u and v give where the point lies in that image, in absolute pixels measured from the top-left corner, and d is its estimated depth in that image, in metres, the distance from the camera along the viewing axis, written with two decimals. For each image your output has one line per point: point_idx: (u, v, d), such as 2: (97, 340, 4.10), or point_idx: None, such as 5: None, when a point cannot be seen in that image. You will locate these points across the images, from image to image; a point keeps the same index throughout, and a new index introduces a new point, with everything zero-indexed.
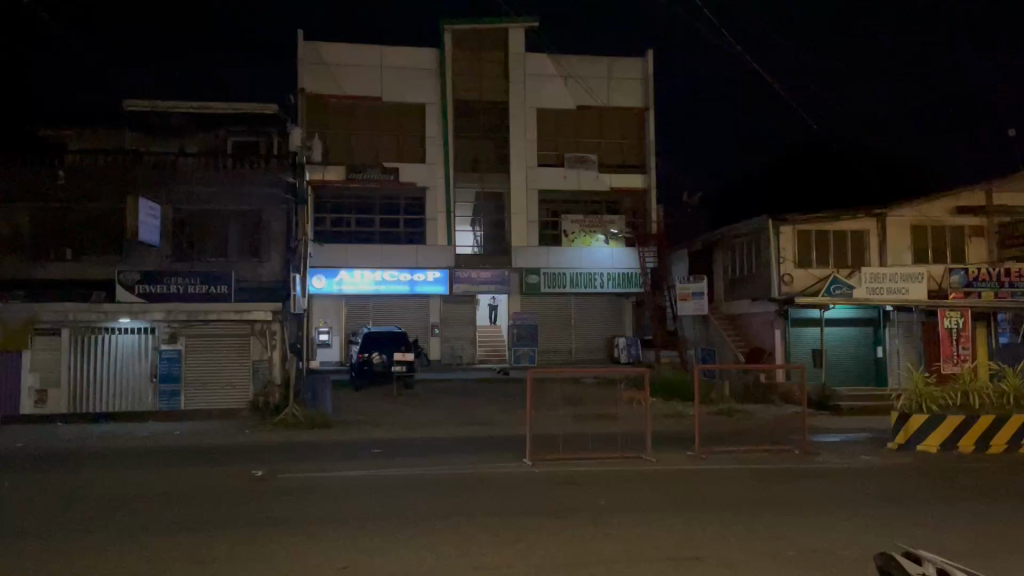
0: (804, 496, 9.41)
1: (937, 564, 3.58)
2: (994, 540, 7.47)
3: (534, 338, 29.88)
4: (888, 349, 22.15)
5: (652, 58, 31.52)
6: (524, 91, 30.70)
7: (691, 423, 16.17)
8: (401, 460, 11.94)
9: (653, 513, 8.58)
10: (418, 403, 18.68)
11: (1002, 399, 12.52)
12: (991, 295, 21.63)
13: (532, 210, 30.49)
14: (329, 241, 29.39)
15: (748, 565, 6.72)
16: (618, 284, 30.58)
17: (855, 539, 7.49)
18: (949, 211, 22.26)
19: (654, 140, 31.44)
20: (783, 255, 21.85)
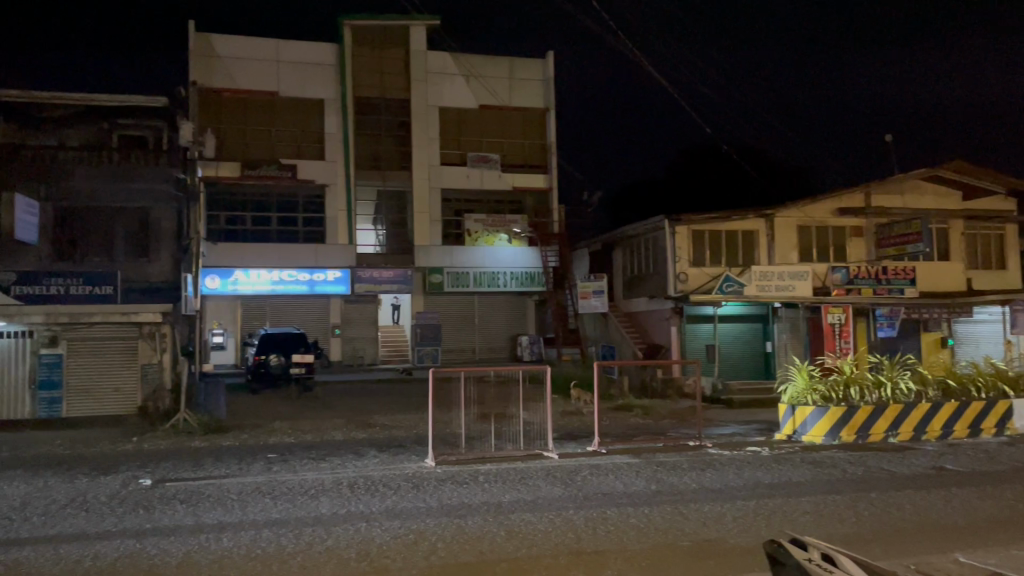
0: (699, 488, 9.69)
1: (822, 548, 3.75)
2: (876, 525, 7.89)
3: (437, 336, 29.59)
4: (776, 344, 23.05)
5: (553, 60, 31.87)
6: (426, 89, 30.53)
7: (593, 419, 16.45)
8: (300, 463, 11.66)
9: (554, 509, 8.66)
10: (319, 405, 18.34)
11: (879, 389, 13.19)
12: (871, 291, 23.24)
13: (435, 209, 30.33)
14: (222, 240, 28.45)
15: (646, 556, 6.86)
16: (521, 284, 30.62)
17: (747, 529, 7.75)
18: (832, 211, 23.35)
19: (555, 141, 31.78)
20: (678, 254, 22.42)
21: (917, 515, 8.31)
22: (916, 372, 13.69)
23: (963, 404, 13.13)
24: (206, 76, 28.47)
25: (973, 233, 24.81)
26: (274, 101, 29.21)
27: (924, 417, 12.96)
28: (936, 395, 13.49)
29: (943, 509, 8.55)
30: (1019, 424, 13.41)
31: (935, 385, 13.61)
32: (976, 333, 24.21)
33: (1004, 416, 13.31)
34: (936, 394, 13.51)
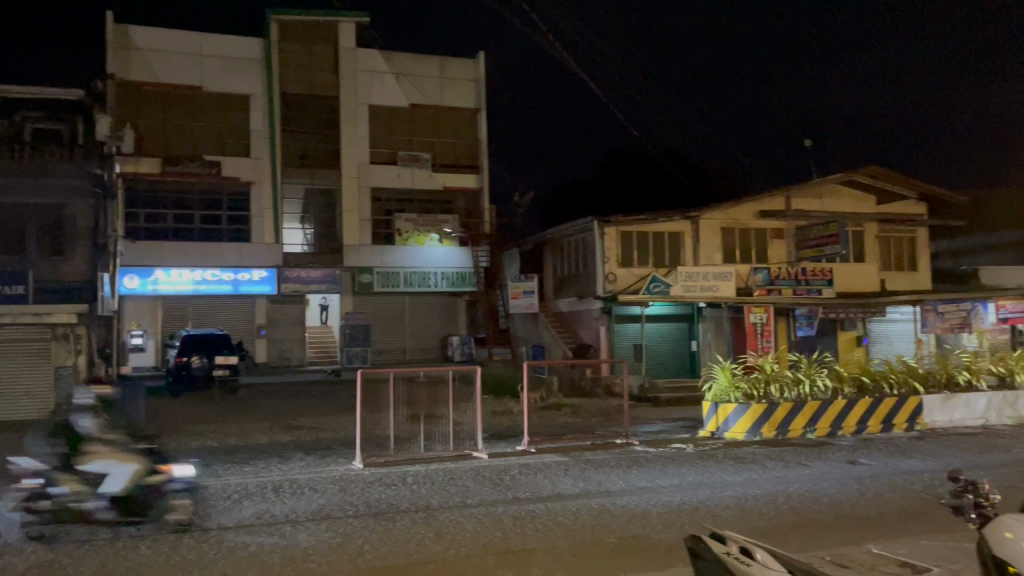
0: (626, 485, 9.84)
1: (740, 542, 3.84)
2: (793, 518, 8.16)
3: (366, 337, 29.56)
4: (701, 344, 23.64)
5: (484, 60, 31.88)
6: (356, 87, 30.16)
7: (522, 419, 16.53)
8: (223, 467, 11.40)
9: (482, 509, 8.70)
10: (243, 408, 17.90)
11: (798, 387, 13.68)
12: (791, 291, 23.95)
13: (364, 209, 29.95)
14: (142, 238, 27.55)
15: (572, 554, 6.94)
16: (452, 284, 30.62)
17: (671, 525, 7.92)
18: (754, 214, 24.04)
19: (486, 141, 31.78)
20: (607, 255, 22.74)
21: (832, 507, 8.63)
22: (833, 369, 14.14)
23: (875, 401, 13.59)
24: (125, 69, 27.52)
25: (888, 236, 25.80)
26: (198, 96, 28.41)
27: (840, 414, 13.40)
28: (851, 392, 14.02)
29: (857, 501, 8.90)
30: (927, 419, 13.99)
31: (851, 383, 14.10)
32: (888, 332, 25.26)
33: (914, 412, 13.86)
34: (851, 391, 14.03)
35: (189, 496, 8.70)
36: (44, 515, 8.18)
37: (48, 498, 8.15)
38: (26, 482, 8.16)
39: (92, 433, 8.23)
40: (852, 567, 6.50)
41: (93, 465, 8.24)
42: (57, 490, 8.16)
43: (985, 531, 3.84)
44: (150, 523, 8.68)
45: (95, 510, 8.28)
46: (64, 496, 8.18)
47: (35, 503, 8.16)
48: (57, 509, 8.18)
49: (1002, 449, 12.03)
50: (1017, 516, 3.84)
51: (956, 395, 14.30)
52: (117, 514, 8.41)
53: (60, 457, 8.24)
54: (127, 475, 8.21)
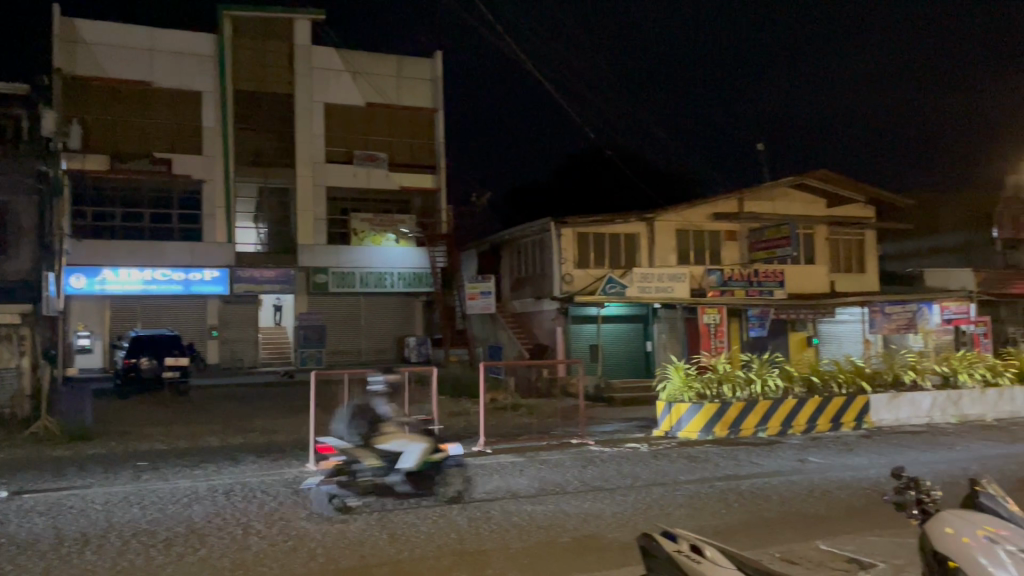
0: (581, 485, 9.88)
1: (690, 540, 3.87)
2: (743, 517, 8.27)
3: (321, 337, 29.25)
4: (656, 344, 23.84)
5: (441, 60, 31.77)
6: (311, 85, 29.83)
7: (477, 420, 16.50)
8: (172, 471, 11.18)
9: (437, 510, 8.67)
10: (193, 410, 17.56)
11: (749, 386, 13.90)
12: (743, 292, 24.30)
13: (319, 208, 29.64)
14: (89, 236, 26.89)
15: (526, 555, 6.94)
16: (408, 284, 30.50)
17: (625, 524, 7.98)
18: (707, 216, 24.36)
19: (443, 141, 31.65)
20: (564, 256, 22.86)
21: (781, 505, 8.77)
22: (784, 369, 14.41)
23: (824, 399, 13.88)
24: (71, 63, 26.83)
25: (837, 239, 26.36)
26: (148, 91, 27.83)
27: (790, 413, 13.63)
28: (800, 391, 14.32)
29: (806, 499, 9.06)
30: (874, 418, 14.32)
31: (800, 381, 14.41)
32: (837, 332, 25.76)
33: (861, 410, 14.18)
34: (800, 391, 14.34)
35: (463, 473, 9.36)
36: (354, 489, 8.82)
37: (357, 473, 8.82)
38: (338, 461, 8.86)
39: (390, 414, 8.96)
40: (800, 563, 6.61)
41: (392, 442, 8.92)
42: (363, 466, 8.82)
43: (927, 526, 3.94)
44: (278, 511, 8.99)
45: (395, 483, 8.90)
46: (370, 470, 8.83)
47: (346, 479, 8.82)
48: (364, 483, 8.82)
49: (945, 446, 12.37)
50: (956, 511, 3.94)
51: (902, 394, 14.66)
52: (412, 491, 9.02)
53: (363, 435, 8.93)
54: (421, 450, 8.87)
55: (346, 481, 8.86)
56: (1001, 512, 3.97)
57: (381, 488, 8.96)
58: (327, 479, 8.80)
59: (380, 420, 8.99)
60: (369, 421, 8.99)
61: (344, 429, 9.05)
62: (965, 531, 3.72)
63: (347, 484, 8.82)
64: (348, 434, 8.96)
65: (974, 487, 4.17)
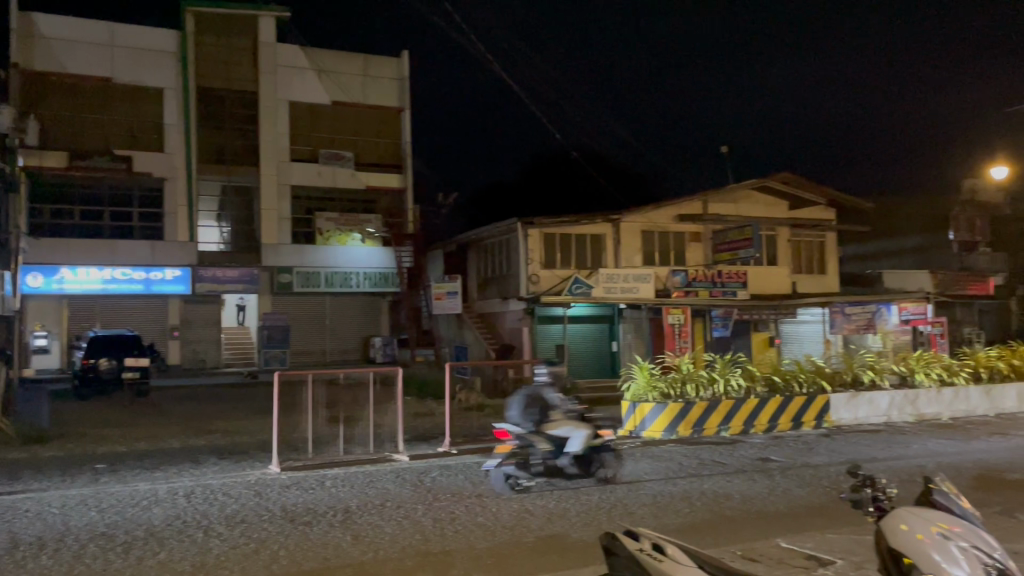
0: (546, 485, 9.93)
1: (652, 539, 3.92)
2: (706, 515, 8.37)
3: (285, 338, 28.80)
4: (621, 344, 24.08)
5: (408, 60, 31.65)
6: (275, 83, 29.54)
7: (443, 420, 16.47)
8: (132, 473, 11.00)
9: (402, 511, 8.65)
10: (153, 412, 17.29)
11: (712, 386, 14.08)
12: (706, 293, 24.68)
13: (284, 207, 29.35)
14: (47, 235, 26.35)
15: (490, 555, 6.96)
16: (374, 284, 30.42)
17: (589, 523, 8.03)
18: (672, 218, 24.57)
19: (410, 141, 31.52)
20: (531, 256, 22.93)
21: (743, 503, 8.90)
22: (746, 369, 14.61)
23: (785, 399, 14.08)
24: (29, 58, 26.26)
25: (798, 241, 26.76)
26: (108, 88, 27.34)
27: (752, 412, 13.78)
28: (762, 390, 14.52)
29: (766, 497, 9.20)
30: (834, 417, 14.57)
31: (763, 381, 14.63)
32: (799, 333, 26.12)
33: (821, 410, 14.42)
34: (762, 390, 14.54)
35: (615, 455, 10.05)
36: (528, 471, 9.56)
37: (531, 457, 9.53)
38: (511, 444, 9.51)
39: (562, 404, 9.56)
40: (761, 561, 6.72)
41: (561, 429, 9.60)
42: (536, 450, 9.55)
43: (882, 523, 4.03)
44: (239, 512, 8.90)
45: (561, 465, 9.67)
46: (541, 454, 9.57)
47: (521, 462, 9.52)
48: (538, 465, 9.58)
49: (902, 444, 12.64)
50: (910, 508, 4.03)
51: (861, 393, 14.94)
52: (574, 470, 9.82)
53: (535, 422, 9.58)
54: (587, 438, 9.59)
55: (521, 463, 9.55)
56: (953, 508, 4.07)
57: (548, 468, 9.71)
58: (502, 461, 9.48)
59: (550, 407, 9.63)
60: (540, 407, 9.63)
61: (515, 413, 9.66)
62: (919, 528, 3.81)
63: (521, 466, 9.54)
64: (521, 421, 9.55)
65: (929, 485, 4.26)
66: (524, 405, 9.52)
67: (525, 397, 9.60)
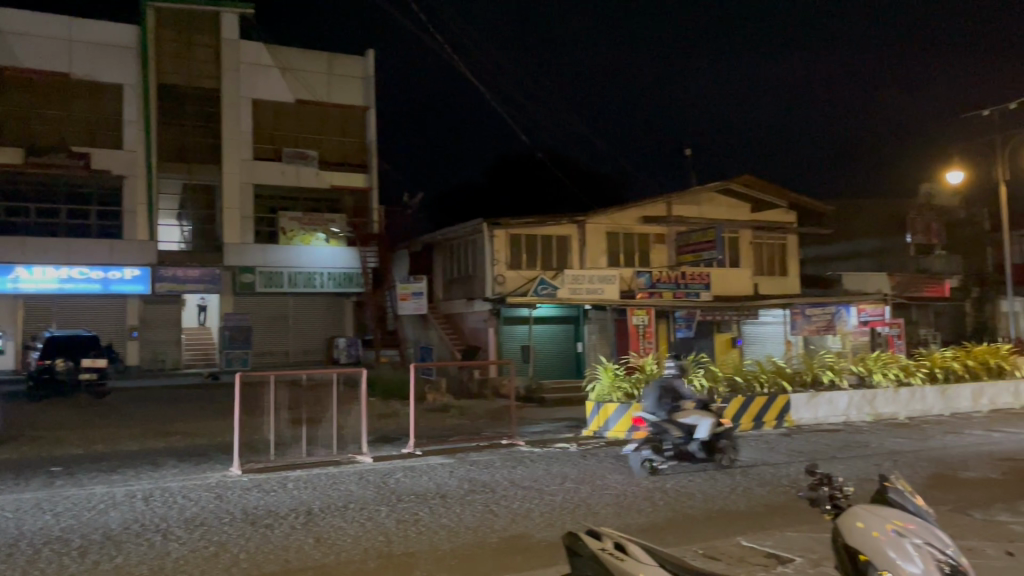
0: (510, 485, 9.93)
1: (614, 538, 3.94)
2: (668, 514, 8.44)
3: (247, 339, 28.50)
4: (587, 345, 24.27)
5: (374, 59, 31.48)
6: (238, 81, 29.21)
7: (407, 421, 16.40)
8: (88, 476, 10.78)
9: (365, 512, 8.59)
10: (111, 414, 16.95)
11: (675, 385, 14.26)
12: (670, 294, 24.84)
13: (246, 206, 29.01)
14: (2, 233, 25.78)
15: (454, 556, 6.94)
16: (338, 284, 30.09)
17: (553, 523, 8.05)
18: (637, 220, 24.74)
19: (375, 141, 31.35)
20: (496, 257, 22.94)
21: (705, 502, 8.99)
22: (709, 370, 14.82)
23: (747, 399, 14.25)
24: None
25: (760, 243, 27.12)
26: (66, 83, 26.80)
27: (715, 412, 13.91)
28: (725, 391, 14.67)
29: (728, 496, 9.31)
30: (794, 417, 14.79)
31: (725, 382, 14.80)
32: (761, 333, 26.50)
33: (782, 410, 14.61)
34: (725, 391, 14.69)
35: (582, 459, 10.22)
36: (661, 454, 11.10)
37: (664, 441, 11.12)
38: (648, 430, 11.18)
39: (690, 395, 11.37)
40: (722, 559, 6.79)
41: (690, 417, 11.37)
42: (669, 436, 11.15)
43: (840, 520, 4.10)
44: (203, 511, 8.81)
45: (691, 449, 11.31)
46: (673, 439, 11.16)
47: (657, 445, 11.13)
48: (670, 449, 11.16)
49: (859, 443, 12.87)
50: (866, 505, 4.11)
51: (820, 393, 15.18)
52: (702, 456, 11.40)
53: (667, 411, 11.32)
54: (711, 423, 11.21)
55: (655, 448, 11.14)
56: (907, 506, 4.15)
57: (678, 453, 11.32)
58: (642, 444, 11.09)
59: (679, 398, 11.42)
60: (671, 399, 11.42)
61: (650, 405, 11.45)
62: (875, 526, 3.88)
63: (657, 450, 11.12)
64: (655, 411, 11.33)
65: (884, 483, 4.34)
66: (660, 395, 11.32)
67: (658, 389, 11.47)
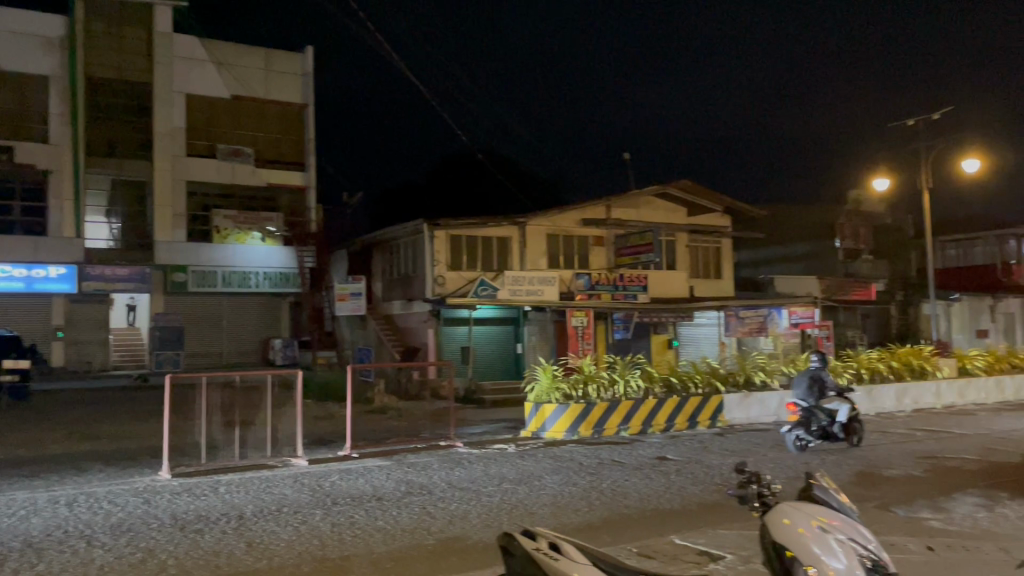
0: (447, 487, 9.89)
1: (548, 538, 3.96)
2: (604, 514, 8.52)
3: (179, 341, 28.01)
4: (526, 345, 24.33)
5: (312, 56, 31.01)
6: (171, 75, 28.45)
7: (345, 423, 16.21)
8: (9, 482, 10.34)
9: (299, 516, 8.46)
10: (34, 417, 16.31)
11: (615, 388, 14.44)
12: (609, 296, 25.16)
13: (179, 204, 28.29)
14: None
15: (389, 559, 6.89)
16: (274, 284, 29.57)
17: (490, 524, 8.06)
18: (577, 222, 24.93)
19: (313, 139, 30.92)
20: (436, 258, 22.84)
21: (641, 501, 9.12)
22: (645, 370, 15.00)
23: (682, 399, 14.51)
24: None
25: (697, 246, 27.57)
26: None
27: (650, 412, 14.11)
28: (660, 391, 14.90)
29: (663, 495, 9.46)
30: (727, 417, 15.09)
31: (660, 383, 15.01)
32: (696, 335, 27.03)
33: (716, 410, 14.91)
34: (661, 391, 14.91)
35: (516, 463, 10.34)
36: (811, 433, 12.29)
37: (813, 421, 12.31)
38: (799, 413, 12.33)
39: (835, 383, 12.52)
40: (656, 558, 6.88)
41: (833, 403, 12.61)
42: (817, 417, 12.34)
43: (767, 517, 4.20)
44: (129, 516, 8.56)
45: (834, 431, 12.48)
46: (820, 421, 12.34)
47: (806, 425, 12.31)
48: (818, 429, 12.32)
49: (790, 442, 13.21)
50: (793, 503, 4.21)
51: (752, 393, 15.54)
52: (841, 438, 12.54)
53: (815, 397, 12.48)
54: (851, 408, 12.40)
55: (805, 427, 12.32)
56: (832, 503, 4.27)
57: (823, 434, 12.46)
58: (794, 423, 12.23)
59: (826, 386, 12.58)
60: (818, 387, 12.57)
61: (799, 392, 12.57)
62: (800, 521, 3.99)
63: (807, 429, 12.29)
64: (805, 396, 12.47)
65: (810, 480, 4.45)
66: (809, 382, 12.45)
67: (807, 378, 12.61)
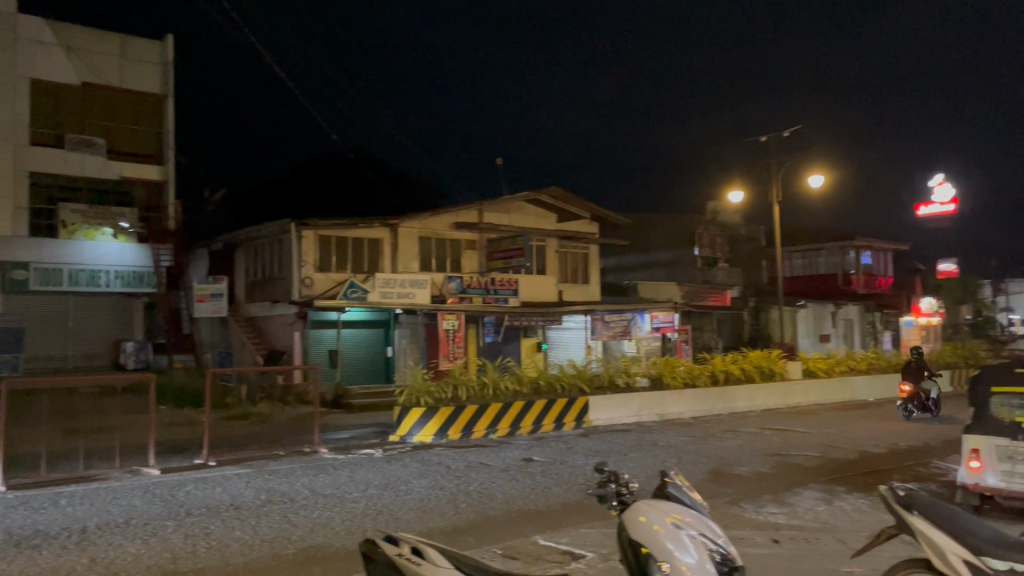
0: (310, 494, 9.62)
1: (412, 543, 3.93)
2: (470, 517, 8.54)
3: (18, 342, 25.39)
4: (396, 349, 23.90)
5: (173, 45, 29.56)
6: (14, 57, 26.20)
7: (202, 429, 15.49)
8: None
9: (149, 529, 7.99)
10: None
11: (484, 390, 14.66)
12: (480, 300, 25.00)
13: (21, 196, 26.09)
14: None
15: (245, 570, 6.64)
16: (126, 284, 28.02)
17: (354, 531, 7.91)
18: (448, 225, 24.93)
19: (173, 132, 29.54)
20: (304, 259, 22.34)
21: (506, 503, 9.21)
22: (515, 373, 15.39)
23: (549, 402, 14.75)
24: None
25: (565, 252, 28.18)
26: None
27: (518, 414, 14.29)
28: (529, 393, 15.28)
29: (528, 496, 9.60)
30: (592, 418, 15.49)
31: (529, 384, 15.45)
32: (563, 338, 27.40)
33: (581, 411, 15.26)
34: (528, 393, 15.28)
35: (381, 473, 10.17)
36: (915, 406, 16.45)
37: (917, 397, 16.46)
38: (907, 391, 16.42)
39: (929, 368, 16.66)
40: (519, 559, 6.97)
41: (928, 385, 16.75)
42: (920, 395, 16.47)
43: (624, 516, 4.31)
44: None
45: (930, 405, 16.60)
46: (921, 397, 16.48)
47: (912, 401, 16.47)
48: (919, 404, 16.48)
49: (650, 442, 13.71)
50: (648, 501, 4.33)
51: (615, 394, 16.05)
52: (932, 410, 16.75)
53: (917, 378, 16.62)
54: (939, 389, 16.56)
55: (911, 402, 16.48)
56: (685, 499, 4.44)
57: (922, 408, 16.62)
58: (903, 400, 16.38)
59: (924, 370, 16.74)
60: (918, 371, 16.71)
61: (905, 375, 16.67)
62: (655, 518, 4.12)
63: (913, 404, 16.46)
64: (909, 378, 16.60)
65: (664, 479, 4.60)
66: (914, 367, 16.57)
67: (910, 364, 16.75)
